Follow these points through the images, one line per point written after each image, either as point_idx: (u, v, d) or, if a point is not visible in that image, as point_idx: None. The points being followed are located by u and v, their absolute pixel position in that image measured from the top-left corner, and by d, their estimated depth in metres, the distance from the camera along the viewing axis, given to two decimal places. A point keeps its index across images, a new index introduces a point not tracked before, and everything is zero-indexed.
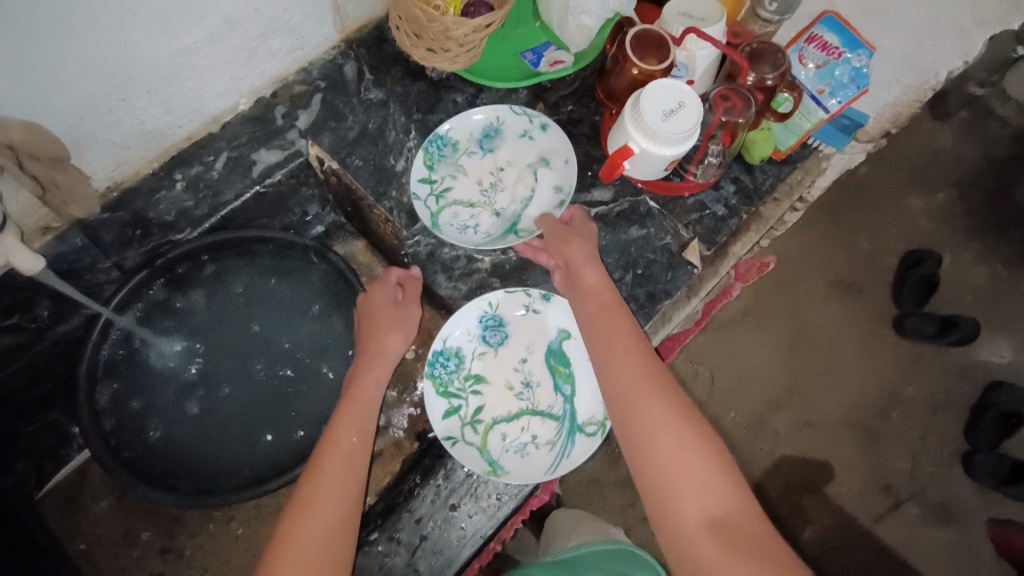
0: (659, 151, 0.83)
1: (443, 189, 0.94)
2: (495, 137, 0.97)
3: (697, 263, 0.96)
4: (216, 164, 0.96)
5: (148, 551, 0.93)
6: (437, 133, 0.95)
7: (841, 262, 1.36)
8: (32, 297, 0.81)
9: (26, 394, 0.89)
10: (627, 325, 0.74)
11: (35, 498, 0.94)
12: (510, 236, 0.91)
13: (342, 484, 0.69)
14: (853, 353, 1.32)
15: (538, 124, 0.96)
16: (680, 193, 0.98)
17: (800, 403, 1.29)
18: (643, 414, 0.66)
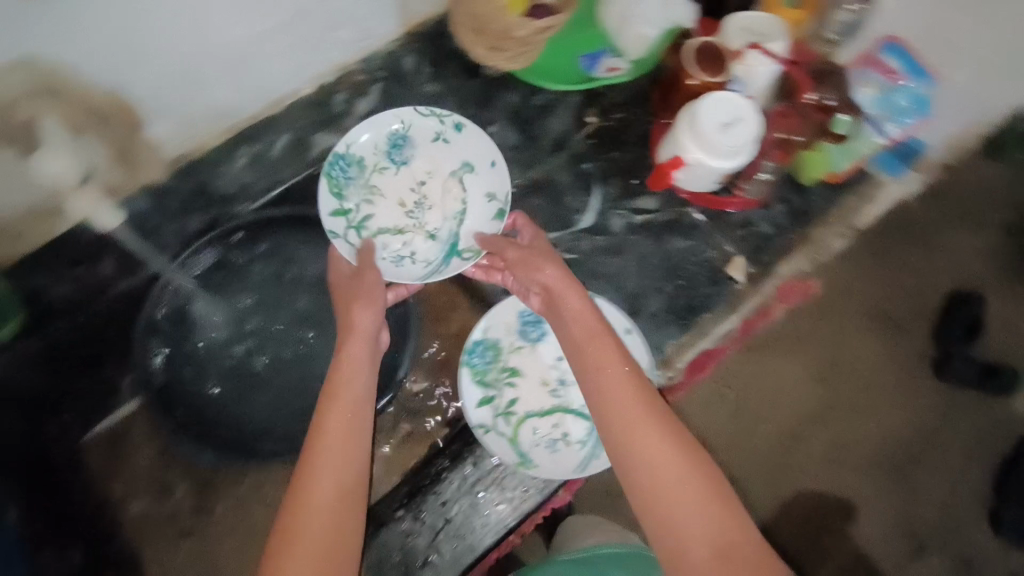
0: (712, 164, 0.83)
1: (362, 218, 0.91)
2: (404, 146, 0.93)
3: (741, 279, 0.97)
4: (277, 143, 0.98)
5: (181, 507, 0.94)
6: (336, 154, 0.89)
7: (887, 292, 1.18)
8: (99, 254, 0.86)
9: (82, 348, 0.91)
10: (615, 348, 0.70)
11: (81, 442, 0.95)
12: (453, 259, 0.91)
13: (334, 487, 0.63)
14: (890, 386, 1.17)
15: (450, 126, 0.93)
16: (724, 208, 0.97)
17: (825, 438, 1.15)
18: (639, 444, 0.63)
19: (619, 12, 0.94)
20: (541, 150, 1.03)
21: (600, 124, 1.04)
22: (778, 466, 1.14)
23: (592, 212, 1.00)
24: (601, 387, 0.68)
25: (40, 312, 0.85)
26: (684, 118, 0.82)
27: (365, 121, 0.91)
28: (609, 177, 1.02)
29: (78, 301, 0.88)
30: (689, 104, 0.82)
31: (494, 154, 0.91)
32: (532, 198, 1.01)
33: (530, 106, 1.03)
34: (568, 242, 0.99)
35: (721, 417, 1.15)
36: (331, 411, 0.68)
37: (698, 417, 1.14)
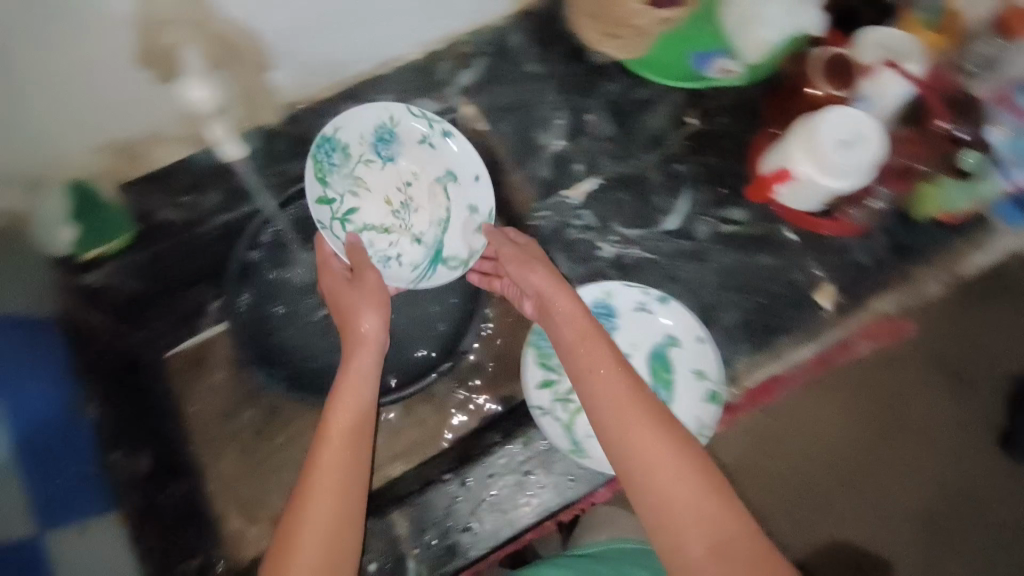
0: (824, 184, 0.80)
1: (347, 211, 0.91)
2: (390, 142, 0.93)
3: (829, 307, 0.93)
4: (378, 102, 0.98)
5: (240, 434, 0.96)
6: (323, 135, 0.88)
7: (963, 353, 1.15)
8: (209, 183, 0.94)
9: (179, 268, 0.96)
10: (606, 349, 0.72)
11: (164, 356, 0.97)
12: (438, 267, 0.93)
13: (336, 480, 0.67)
14: (941, 448, 1.13)
15: (439, 131, 0.93)
16: (818, 230, 0.94)
17: (866, 489, 1.12)
18: (631, 445, 0.65)
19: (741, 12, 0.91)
20: (635, 144, 0.99)
21: (701, 126, 0.99)
22: (818, 510, 1.11)
23: (679, 215, 0.97)
24: (597, 392, 0.69)
25: (148, 229, 0.92)
26: (812, 126, 0.77)
27: (350, 110, 0.90)
28: (704, 180, 0.98)
29: (185, 225, 0.93)
30: (819, 112, 0.78)
31: (479, 168, 0.93)
32: (617, 193, 0.98)
33: (630, 98, 1.00)
34: (649, 242, 0.96)
35: (765, 448, 1.11)
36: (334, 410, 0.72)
37: (738, 446, 1.11)
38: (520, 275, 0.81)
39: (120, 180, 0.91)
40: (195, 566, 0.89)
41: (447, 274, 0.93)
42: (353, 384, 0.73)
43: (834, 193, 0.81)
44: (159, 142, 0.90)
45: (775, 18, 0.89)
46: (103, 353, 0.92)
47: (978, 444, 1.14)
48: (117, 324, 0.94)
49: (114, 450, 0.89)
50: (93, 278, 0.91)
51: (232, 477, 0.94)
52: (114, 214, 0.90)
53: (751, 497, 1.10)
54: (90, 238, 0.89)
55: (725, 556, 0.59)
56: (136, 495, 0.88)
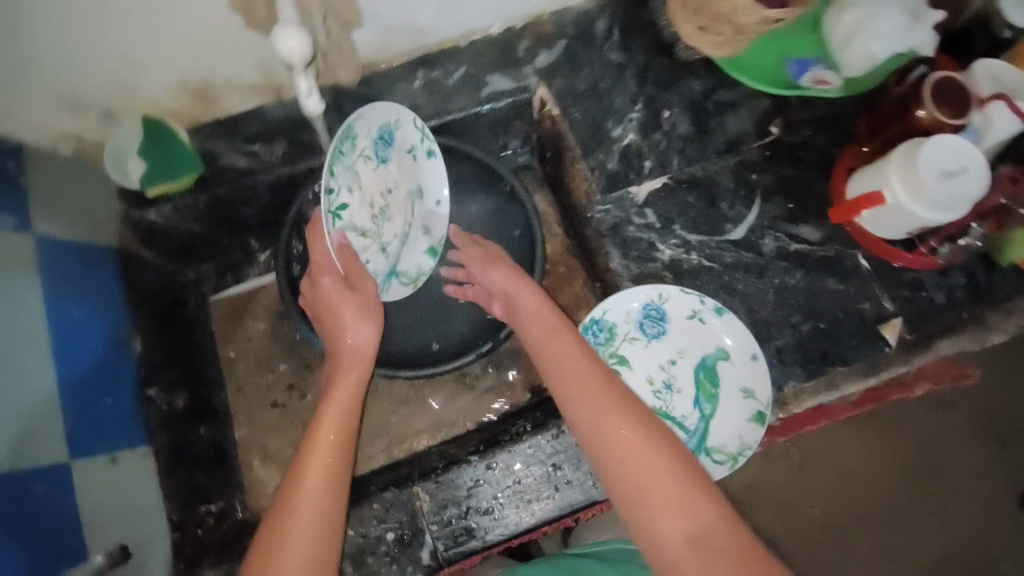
0: (921, 215, 0.77)
1: (339, 207, 0.75)
2: (389, 143, 0.82)
3: (892, 343, 0.87)
4: (454, 74, 0.98)
5: (277, 384, 0.99)
6: (351, 123, 0.73)
7: (1007, 408, 1.08)
8: (274, 134, 0.93)
9: (237, 214, 0.98)
10: (574, 343, 0.74)
11: (208, 300, 1.04)
12: (393, 283, 0.88)
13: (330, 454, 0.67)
14: (966, 503, 1.06)
15: (426, 148, 0.87)
16: (890, 257, 0.90)
17: (881, 531, 1.06)
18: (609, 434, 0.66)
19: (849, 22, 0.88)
20: (710, 147, 0.96)
21: (781, 136, 0.96)
22: (828, 543, 1.06)
23: (744, 226, 0.93)
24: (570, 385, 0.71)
25: (212, 173, 0.92)
26: (916, 157, 0.74)
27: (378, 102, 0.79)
28: (773, 194, 0.94)
29: (246, 172, 0.92)
30: (920, 139, 0.75)
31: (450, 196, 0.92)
32: (684, 194, 0.95)
33: (710, 99, 0.97)
34: (710, 249, 0.92)
35: (779, 471, 1.08)
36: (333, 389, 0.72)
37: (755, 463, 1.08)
38: (487, 276, 0.86)
39: (196, 121, 0.92)
40: (214, 511, 0.87)
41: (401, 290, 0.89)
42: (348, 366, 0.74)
43: (925, 224, 0.78)
44: (234, 86, 0.89)
45: (891, 31, 0.84)
46: (155, 287, 0.94)
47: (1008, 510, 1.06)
48: (168, 261, 0.97)
49: (151, 387, 0.86)
50: (150, 216, 0.91)
51: (256, 435, 0.97)
52: (185, 152, 0.89)
53: (761, 518, 1.06)
54: (157, 170, 0.87)
55: (705, 547, 0.59)
56: (166, 435, 0.86)
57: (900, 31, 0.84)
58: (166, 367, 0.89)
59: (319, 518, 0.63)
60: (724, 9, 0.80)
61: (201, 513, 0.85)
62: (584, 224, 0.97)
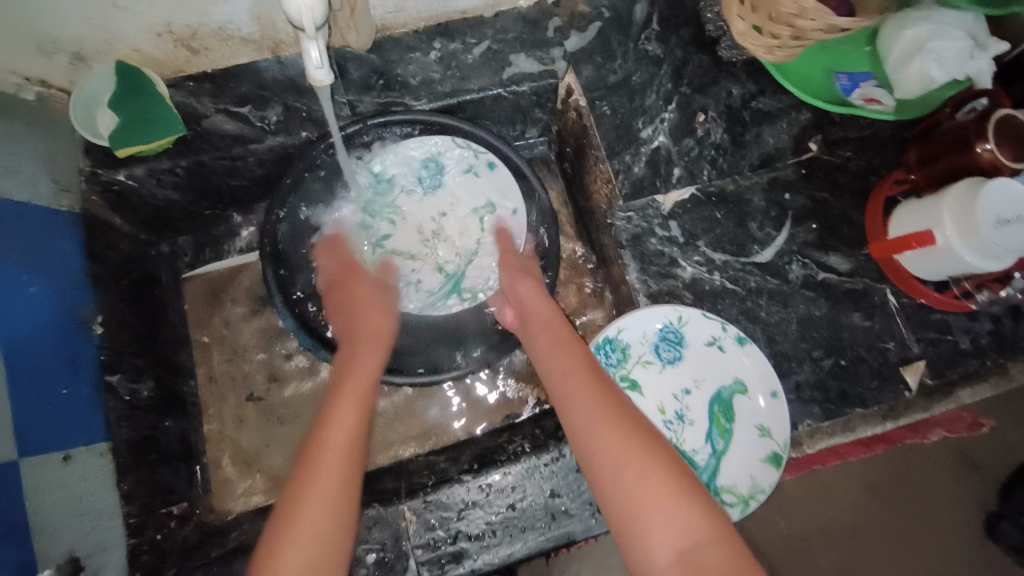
0: (969, 262, 0.73)
1: (381, 237, 0.92)
2: (436, 174, 0.93)
3: (913, 387, 0.83)
4: (475, 49, 0.89)
5: (256, 374, 0.93)
6: (370, 169, 0.92)
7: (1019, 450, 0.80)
8: (268, 98, 0.83)
9: (224, 183, 0.89)
10: (579, 354, 0.73)
11: (182, 276, 0.95)
12: (452, 297, 0.91)
13: (348, 441, 0.65)
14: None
15: (484, 162, 0.92)
16: (917, 295, 0.85)
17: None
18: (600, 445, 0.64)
19: (910, 40, 0.80)
20: (744, 160, 0.89)
21: (819, 153, 0.90)
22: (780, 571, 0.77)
23: (772, 249, 0.87)
24: (570, 394, 0.69)
25: (196, 135, 0.81)
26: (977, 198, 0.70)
27: (409, 140, 0.90)
28: (805, 217, 0.88)
29: (235, 139, 0.82)
30: (984, 180, 0.71)
31: (521, 206, 0.91)
32: (711, 209, 0.88)
33: (749, 107, 0.90)
34: (734, 271, 0.86)
35: None
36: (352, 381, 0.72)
37: None
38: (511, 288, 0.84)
39: (181, 70, 0.81)
40: (176, 513, 0.78)
41: (459, 308, 0.91)
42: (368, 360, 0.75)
43: (968, 271, 0.74)
44: (223, 38, 0.78)
45: (952, 54, 0.78)
46: (123, 262, 0.83)
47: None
48: (140, 231, 0.88)
49: (112, 373, 0.76)
50: (120, 177, 0.79)
51: (226, 431, 0.90)
52: (162, 106, 0.78)
53: None
54: (126, 127, 0.76)
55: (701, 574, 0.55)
56: (128, 428, 0.75)
57: (962, 57, 0.78)
58: (132, 353, 0.79)
59: (335, 509, 0.61)
60: (788, 9, 0.71)
61: (162, 515, 0.76)
62: (604, 230, 0.91)
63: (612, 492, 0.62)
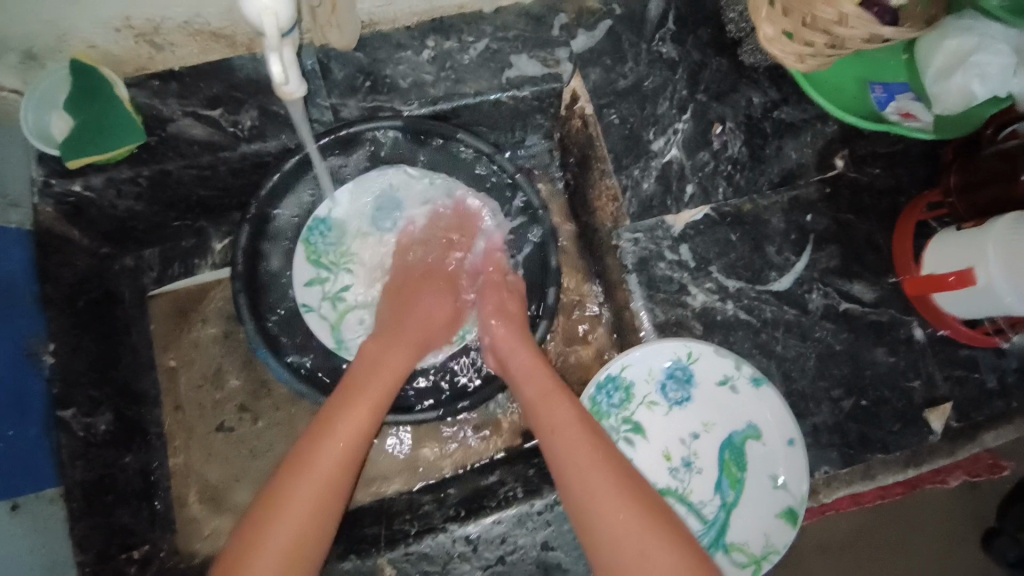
0: (1007, 305, 0.68)
1: (338, 290, 0.83)
2: (391, 210, 0.85)
3: (938, 431, 0.77)
4: (472, 49, 0.81)
5: (229, 400, 0.87)
6: (315, 215, 0.83)
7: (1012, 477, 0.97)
8: (241, 100, 0.74)
9: (190, 194, 0.80)
10: (571, 409, 0.67)
11: (147, 293, 0.88)
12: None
13: (347, 446, 0.61)
14: (934, 541, 0.97)
15: (443, 189, 0.85)
16: (939, 326, 0.78)
17: (848, 560, 0.96)
18: (598, 516, 0.59)
19: (950, 52, 0.72)
20: (764, 176, 0.81)
21: (846, 171, 0.83)
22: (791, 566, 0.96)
23: (791, 276, 0.80)
24: (561, 456, 0.64)
25: (160, 141, 0.73)
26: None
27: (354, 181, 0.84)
28: (827, 241, 0.81)
29: (204, 146, 0.74)
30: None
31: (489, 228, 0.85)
32: (726, 231, 0.80)
33: (770, 117, 0.82)
34: (749, 300, 0.79)
35: None
36: (370, 379, 0.67)
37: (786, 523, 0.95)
38: (484, 326, 0.77)
39: (145, 69, 0.72)
40: (137, 558, 0.74)
41: (445, 347, 0.83)
42: (397, 360, 0.71)
43: (1005, 314, 0.70)
44: (190, 33, 0.69)
45: (995, 70, 0.70)
46: (80, 280, 0.76)
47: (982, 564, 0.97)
48: (101, 245, 0.81)
49: (65, 408, 0.71)
50: (77, 188, 0.71)
51: (194, 463, 0.85)
52: (121, 111, 0.69)
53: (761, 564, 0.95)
54: (83, 134, 0.68)
55: None
56: (83, 468, 0.71)
57: (1005, 73, 0.70)
58: (87, 383, 0.73)
59: (314, 514, 0.57)
60: (826, 16, 0.63)
61: (122, 561, 0.71)
62: (608, 250, 0.84)
63: (603, 536, 0.58)
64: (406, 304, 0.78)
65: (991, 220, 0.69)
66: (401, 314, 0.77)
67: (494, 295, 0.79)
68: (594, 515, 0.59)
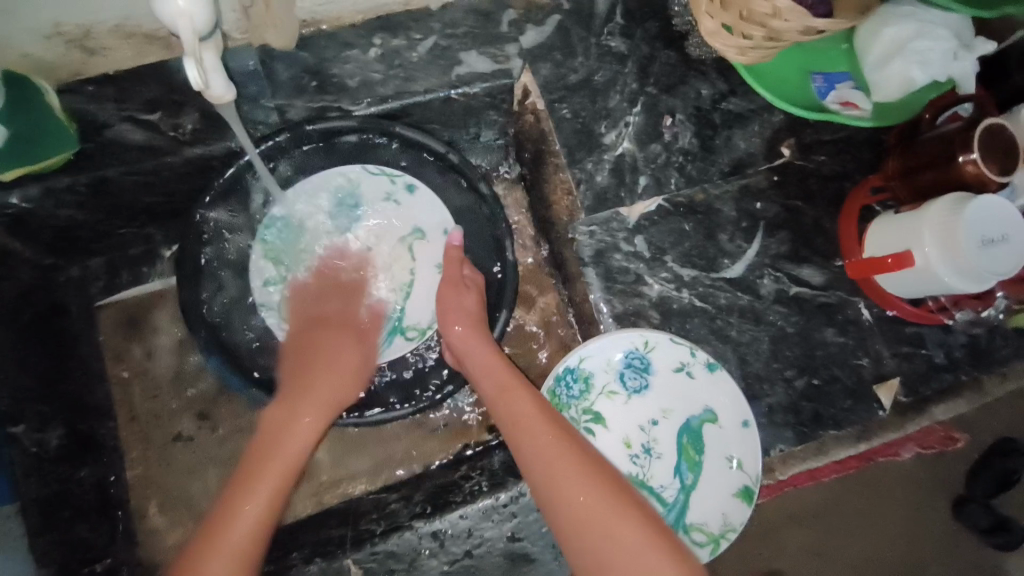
0: (947, 283, 0.71)
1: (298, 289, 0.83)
2: (353, 207, 0.84)
3: (887, 406, 0.80)
4: (420, 46, 0.80)
5: (187, 410, 0.85)
6: (271, 213, 0.82)
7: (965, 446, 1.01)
8: (180, 104, 0.72)
9: (135, 201, 0.78)
10: (529, 396, 0.68)
11: (94, 304, 0.86)
12: (395, 337, 0.83)
13: (272, 496, 0.63)
14: (901, 509, 1.01)
15: (402, 186, 0.85)
16: (886, 304, 0.81)
17: (817, 530, 1.00)
18: (562, 498, 0.60)
19: (889, 39, 0.75)
20: (714, 166, 0.83)
21: (793, 159, 0.85)
22: (764, 540, 1.00)
23: (744, 262, 0.82)
24: (524, 448, 0.64)
25: (97, 148, 0.71)
26: (961, 215, 0.68)
27: (311, 176, 0.82)
28: (777, 227, 0.83)
29: (144, 150, 0.72)
30: (967, 197, 0.69)
31: (449, 224, 0.84)
32: (680, 220, 0.82)
33: (718, 108, 0.83)
34: (703, 287, 0.80)
35: None
36: (264, 465, 0.65)
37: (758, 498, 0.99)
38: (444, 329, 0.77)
39: (80, 74, 0.69)
40: (99, 571, 0.72)
41: (407, 348, 0.83)
42: (295, 439, 0.68)
43: (947, 292, 0.73)
44: (123, 36, 0.66)
45: (935, 56, 0.73)
46: (24, 294, 0.74)
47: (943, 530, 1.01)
48: (45, 257, 0.78)
49: (15, 424, 0.68)
50: (14, 201, 0.68)
51: (152, 475, 0.83)
52: (48, 119, 0.66)
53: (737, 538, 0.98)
54: (8, 145, 0.64)
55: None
56: (37, 484, 0.69)
57: (945, 58, 0.73)
58: (35, 398, 0.71)
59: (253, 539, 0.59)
60: (762, 8, 0.65)
61: None
62: (566, 244, 0.85)
63: (570, 512, 0.59)
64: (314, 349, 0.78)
65: (930, 202, 0.72)
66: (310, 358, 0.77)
67: (451, 294, 0.78)
68: (561, 504, 0.60)
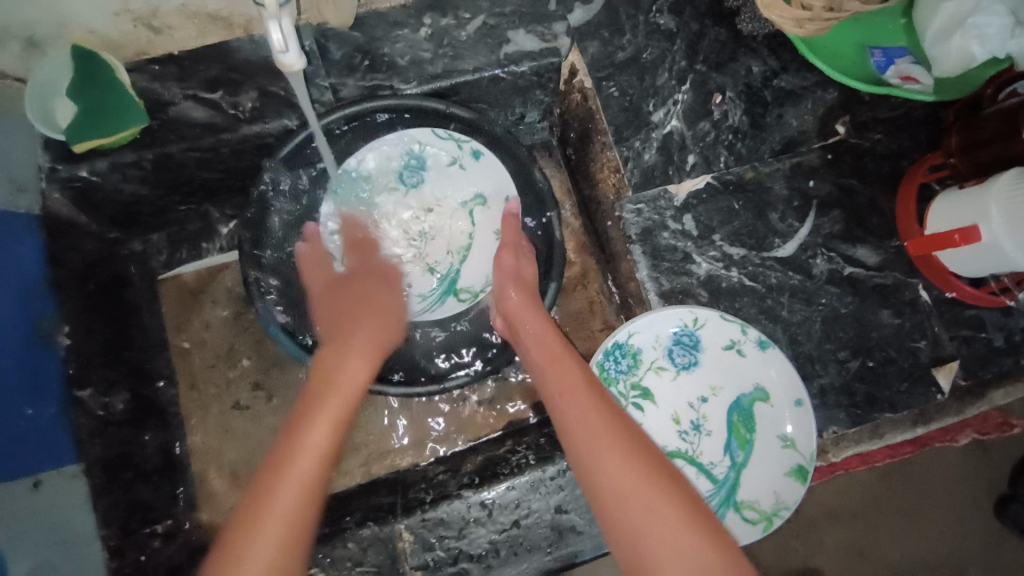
0: (1013, 258, 0.68)
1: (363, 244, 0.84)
2: (419, 168, 0.85)
3: (946, 389, 0.77)
4: (469, 25, 0.80)
5: (241, 381, 0.88)
6: (344, 165, 0.82)
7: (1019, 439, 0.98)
8: (239, 82, 0.74)
9: (197, 178, 0.81)
10: (579, 369, 0.69)
11: (157, 278, 0.90)
12: (448, 299, 0.85)
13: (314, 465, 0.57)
14: (946, 506, 0.98)
15: (469, 152, 0.84)
16: (943, 285, 0.78)
17: (858, 529, 0.97)
18: (601, 465, 0.59)
19: (950, 13, 0.73)
20: (765, 143, 0.81)
21: (846, 137, 0.83)
22: (800, 537, 0.98)
23: (795, 241, 0.80)
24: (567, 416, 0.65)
25: (161, 125, 0.73)
26: None
27: (381, 136, 0.83)
28: (830, 206, 0.81)
29: (205, 128, 0.74)
30: None
31: (513, 195, 0.84)
32: (728, 198, 0.81)
33: (770, 85, 0.82)
34: (753, 266, 0.79)
35: None
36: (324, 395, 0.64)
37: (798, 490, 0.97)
38: (500, 293, 0.78)
39: (144, 53, 0.71)
40: (160, 532, 0.75)
41: (458, 310, 0.85)
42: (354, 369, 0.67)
43: (1011, 268, 0.70)
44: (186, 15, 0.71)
45: (995, 31, 0.70)
46: (88, 265, 0.77)
47: (996, 530, 0.97)
48: (110, 230, 0.82)
49: (82, 388, 0.72)
50: (83, 173, 0.71)
51: (210, 443, 0.87)
52: (123, 93, 0.69)
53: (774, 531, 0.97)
54: (84, 120, 0.68)
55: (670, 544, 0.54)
56: (102, 446, 0.72)
57: (1004, 35, 0.71)
58: (100, 363, 0.75)
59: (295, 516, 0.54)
60: None
61: (144, 536, 0.73)
62: (612, 223, 0.85)
63: (610, 487, 0.58)
64: (342, 305, 0.76)
65: (993, 175, 0.69)
66: (334, 318, 0.75)
67: (509, 257, 0.80)
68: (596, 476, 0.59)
